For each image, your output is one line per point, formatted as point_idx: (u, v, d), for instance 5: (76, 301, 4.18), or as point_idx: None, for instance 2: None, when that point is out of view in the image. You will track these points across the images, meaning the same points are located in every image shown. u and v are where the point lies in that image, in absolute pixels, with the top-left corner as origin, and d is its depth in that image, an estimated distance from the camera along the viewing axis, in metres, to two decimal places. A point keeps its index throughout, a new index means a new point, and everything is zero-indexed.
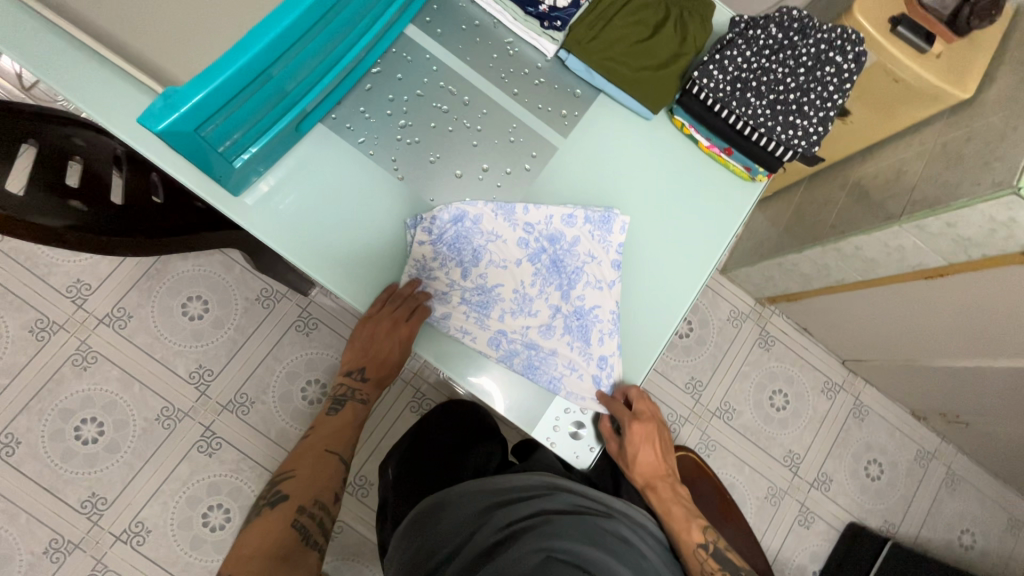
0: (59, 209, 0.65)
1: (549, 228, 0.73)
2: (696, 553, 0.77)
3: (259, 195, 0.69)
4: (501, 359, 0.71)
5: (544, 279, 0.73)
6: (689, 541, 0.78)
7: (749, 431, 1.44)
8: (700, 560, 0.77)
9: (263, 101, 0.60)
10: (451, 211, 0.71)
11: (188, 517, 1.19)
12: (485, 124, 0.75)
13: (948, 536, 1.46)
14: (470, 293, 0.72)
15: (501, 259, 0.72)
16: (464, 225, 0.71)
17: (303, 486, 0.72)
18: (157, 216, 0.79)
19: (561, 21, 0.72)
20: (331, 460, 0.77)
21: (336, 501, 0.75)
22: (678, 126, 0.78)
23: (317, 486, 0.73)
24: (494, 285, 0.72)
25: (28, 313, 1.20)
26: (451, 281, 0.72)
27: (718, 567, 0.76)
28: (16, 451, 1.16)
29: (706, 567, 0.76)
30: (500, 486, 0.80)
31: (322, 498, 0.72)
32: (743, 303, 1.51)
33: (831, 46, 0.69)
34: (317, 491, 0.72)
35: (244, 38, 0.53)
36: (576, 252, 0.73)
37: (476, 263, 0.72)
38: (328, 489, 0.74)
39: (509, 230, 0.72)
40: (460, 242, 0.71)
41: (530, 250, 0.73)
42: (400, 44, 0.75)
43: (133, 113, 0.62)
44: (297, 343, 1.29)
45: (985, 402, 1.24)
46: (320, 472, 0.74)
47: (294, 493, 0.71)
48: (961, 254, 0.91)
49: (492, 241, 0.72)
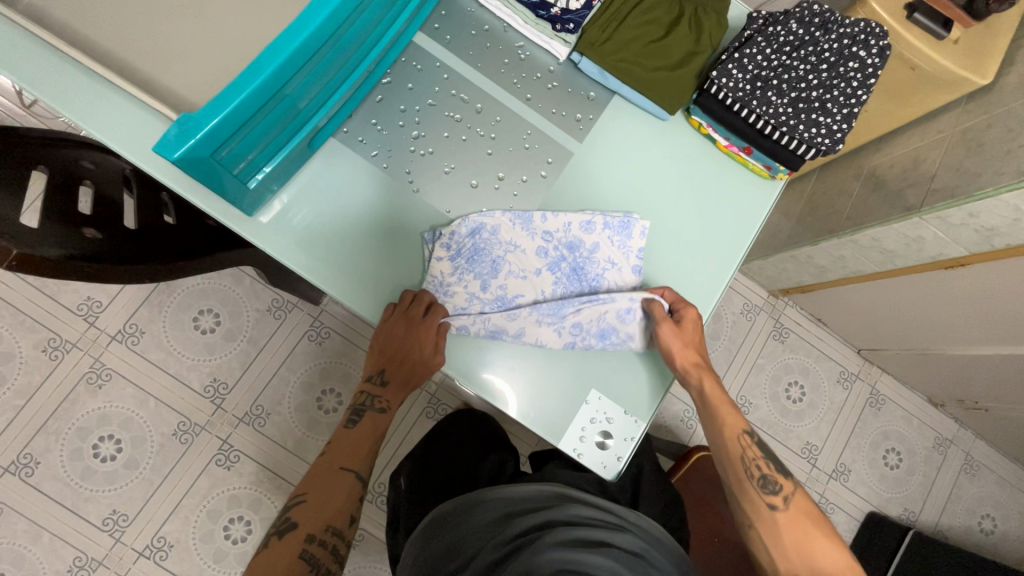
0: (64, 240, 0.63)
1: (568, 236, 0.72)
2: (741, 436, 0.73)
3: (274, 213, 0.68)
4: (544, 307, 0.70)
5: (565, 288, 0.72)
6: (736, 425, 0.73)
7: (766, 424, 1.44)
8: (743, 445, 0.72)
9: (277, 120, 0.59)
10: (468, 225, 0.70)
11: (209, 531, 1.19)
12: (499, 131, 0.74)
13: (968, 522, 1.46)
14: (490, 306, 0.70)
15: (520, 269, 0.71)
16: (481, 237, 0.70)
17: (314, 510, 0.67)
18: (170, 238, 0.77)
19: (574, 24, 0.70)
20: (347, 478, 0.71)
21: (351, 523, 0.69)
22: (695, 126, 0.77)
23: (330, 509, 0.67)
24: (514, 295, 0.71)
25: (40, 333, 1.20)
26: (469, 294, 0.70)
27: (759, 454, 0.72)
28: (35, 471, 1.16)
29: (747, 453, 0.72)
30: (509, 494, 0.78)
31: (335, 524, 0.67)
32: (756, 295, 1.49)
33: (854, 40, 0.67)
34: (330, 515, 0.67)
35: (257, 58, 0.52)
36: (596, 258, 0.72)
37: (495, 275, 0.70)
38: (342, 512, 0.68)
39: (528, 239, 0.71)
40: (479, 255, 0.70)
41: (549, 259, 0.72)
42: (409, 53, 0.74)
43: (139, 137, 0.61)
44: (310, 353, 1.28)
45: (1004, 389, 1.23)
46: (333, 493, 0.69)
47: (304, 520, 0.66)
48: (984, 243, 0.90)
49: (511, 251, 0.71)
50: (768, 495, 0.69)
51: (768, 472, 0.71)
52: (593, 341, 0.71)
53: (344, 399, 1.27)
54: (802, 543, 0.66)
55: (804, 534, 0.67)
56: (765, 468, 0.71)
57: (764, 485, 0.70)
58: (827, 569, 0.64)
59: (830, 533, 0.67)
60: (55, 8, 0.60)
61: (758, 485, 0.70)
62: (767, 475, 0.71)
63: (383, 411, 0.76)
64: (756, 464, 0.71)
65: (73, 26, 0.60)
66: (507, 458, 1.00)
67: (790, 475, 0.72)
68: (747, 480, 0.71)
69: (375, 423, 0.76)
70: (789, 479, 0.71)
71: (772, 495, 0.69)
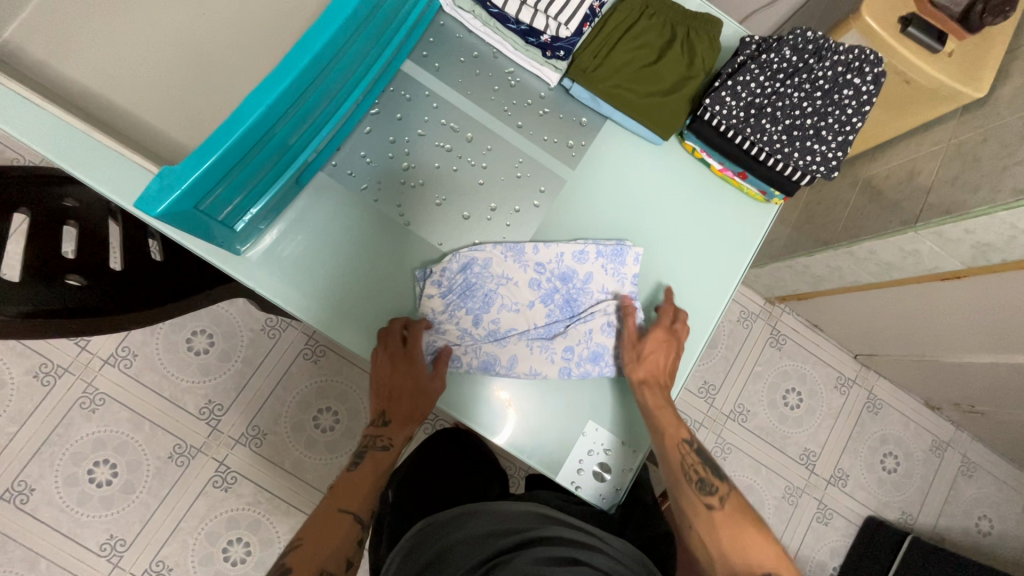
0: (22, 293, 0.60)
1: (561, 267, 0.71)
2: (680, 445, 0.70)
3: (261, 249, 0.67)
4: (533, 331, 0.70)
5: (558, 320, 0.71)
6: (676, 434, 0.70)
7: (763, 431, 1.43)
8: (682, 453, 0.70)
9: (263, 162, 0.57)
10: (459, 260, 0.69)
11: (208, 553, 1.18)
12: (491, 161, 0.73)
13: (965, 524, 1.46)
14: (483, 341, 0.70)
15: (512, 302, 0.70)
16: (472, 271, 0.70)
17: (307, 554, 0.63)
18: (154, 283, 0.74)
19: (565, 51, 0.68)
20: (343, 520, 0.67)
21: (347, 568, 0.65)
22: (690, 150, 0.77)
23: (325, 553, 0.64)
24: (506, 329, 0.70)
25: (31, 359, 1.18)
26: (462, 331, 0.69)
27: (698, 458, 0.71)
28: (31, 498, 1.15)
29: (687, 459, 0.70)
30: (489, 512, 0.70)
31: (328, 567, 0.63)
32: (753, 302, 1.49)
33: (848, 68, 0.67)
34: (322, 559, 0.63)
35: (240, 105, 0.51)
36: (590, 289, 0.72)
37: (487, 309, 0.70)
38: (337, 555, 0.64)
39: (520, 271, 0.71)
40: (470, 290, 0.69)
41: (542, 291, 0.71)
42: (397, 82, 0.73)
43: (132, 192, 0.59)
44: (305, 371, 1.27)
45: (999, 395, 1.23)
46: (328, 535, 0.65)
47: (297, 564, 0.62)
48: (980, 258, 0.89)
49: (503, 284, 0.70)
50: (706, 496, 0.69)
51: (705, 475, 0.70)
52: (591, 366, 0.71)
53: (342, 417, 1.26)
54: (739, 543, 0.65)
55: (741, 532, 0.66)
56: (702, 471, 0.70)
57: (702, 487, 0.69)
58: (759, 563, 0.64)
59: (762, 528, 0.67)
60: (34, 48, 0.58)
61: (696, 488, 0.69)
62: (704, 477, 0.70)
63: (386, 449, 0.73)
64: (695, 467, 0.70)
65: (51, 67, 0.58)
66: (499, 475, 0.98)
67: (723, 475, 0.72)
68: (684, 483, 0.69)
69: (377, 463, 0.72)
70: (725, 480, 0.70)
71: (708, 496, 0.69)
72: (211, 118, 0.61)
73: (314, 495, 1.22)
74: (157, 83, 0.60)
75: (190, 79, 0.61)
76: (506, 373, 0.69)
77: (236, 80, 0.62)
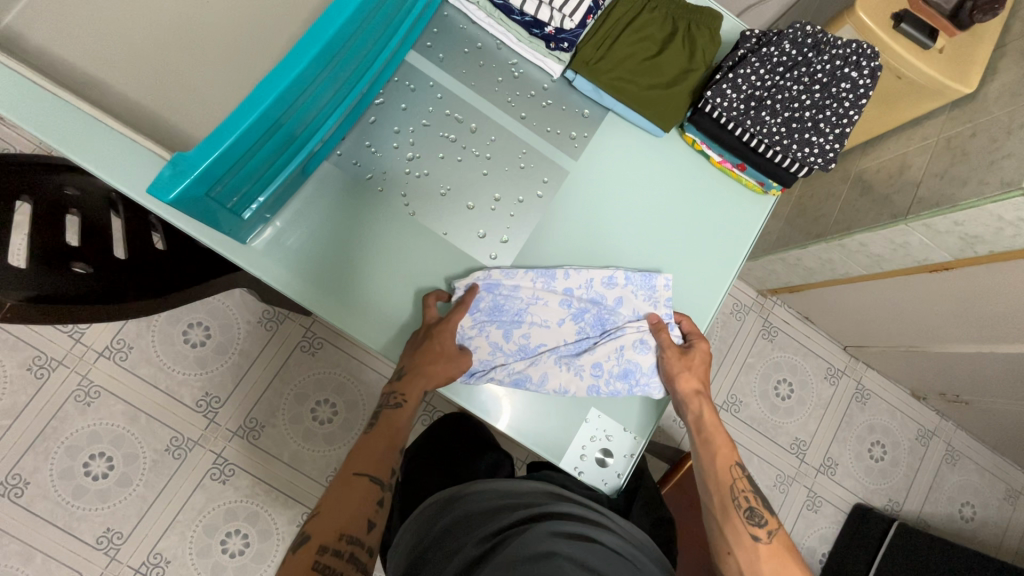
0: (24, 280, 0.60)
1: (590, 291, 0.73)
2: (731, 468, 0.71)
3: (266, 239, 0.67)
4: (564, 347, 0.71)
5: (587, 337, 0.72)
6: (726, 455, 0.72)
7: (755, 421, 1.46)
8: (733, 476, 0.71)
9: (272, 151, 0.58)
10: (486, 281, 0.70)
11: (206, 545, 1.17)
12: (494, 151, 0.74)
13: (949, 510, 1.50)
14: (513, 357, 0.71)
15: (543, 319, 0.71)
16: (502, 293, 0.70)
17: (326, 518, 0.60)
18: (159, 271, 0.75)
19: (568, 43, 0.70)
20: (361, 482, 0.64)
21: (371, 530, 0.62)
22: (690, 142, 0.79)
23: (347, 516, 0.61)
24: (536, 345, 0.71)
25: (24, 352, 1.16)
26: (493, 346, 0.70)
27: (749, 487, 0.71)
28: (25, 491, 1.13)
29: (737, 483, 0.71)
30: (496, 489, 0.71)
31: (349, 531, 0.60)
32: (745, 294, 1.51)
33: (846, 61, 0.69)
34: (343, 523, 0.60)
35: (252, 90, 0.51)
36: (620, 312, 0.73)
37: (518, 324, 0.71)
38: (358, 518, 0.61)
39: (549, 293, 0.72)
40: (499, 309, 0.71)
41: (572, 310, 0.72)
42: (401, 73, 0.73)
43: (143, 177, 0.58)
44: (303, 363, 1.27)
45: (983, 384, 1.26)
46: (346, 501, 0.62)
47: (316, 532, 0.59)
48: (969, 250, 0.91)
49: (534, 303, 0.71)
50: (753, 526, 0.68)
51: (755, 507, 0.70)
52: (622, 384, 0.72)
53: (339, 409, 1.27)
54: None
55: (783, 570, 0.65)
56: (752, 501, 0.70)
57: (750, 516, 0.68)
58: None
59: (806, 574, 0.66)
60: (32, 34, 0.57)
61: (744, 515, 0.69)
62: (753, 507, 0.69)
63: (400, 406, 0.71)
64: (744, 495, 0.70)
65: (51, 53, 0.57)
66: (503, 459, 0.96)
67: (773, 511, 0.70)
68: (732, 507, 0.69)
69: (392, 422, 0.71)
70: (775, 516, 0.70)
71: (756, 527, 0.68)
72: (214, 104, 0.60)
73: (312, 487, 1.22)
74: (159, 68, 0.60)
75: (193, 65, 0.61)
76: (537, 389, 0.71)
77: (241, 66, 0.62)
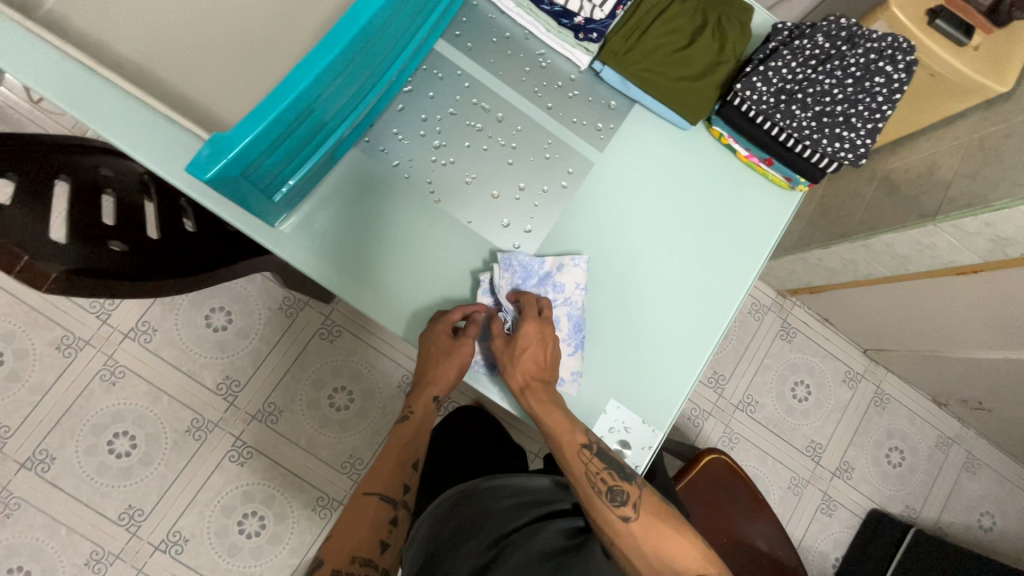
0: (65, 253, 0.61)
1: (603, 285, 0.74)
2: (582, 453, 0.65)
3: (295, 223, 0.68)
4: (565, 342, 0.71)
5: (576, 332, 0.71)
6: (574, 442, 0.66)
7: (771, 423, 1.44)
8: (586, 462, 0.65)
9: (303, 136, 0.59)
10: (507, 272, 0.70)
11: (223, 525, 1.19)
12: (520, 141, 0.74)
13: (967, 519, 1.48)
14: None
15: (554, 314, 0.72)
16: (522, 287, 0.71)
17: (337, 543, 0.62)
18: (187, 253, 0.75)
19: (597, 33, 0.70)
20: (371, 503, 0.66)
21: (384, 551, 0.63)
22: (716, 136, 0.78)
23: (357, 539, 0.63)
24: None
25: (54, 330, 1.19)
26: None
27: (603, 465, 0.65)
28: (51, 466, 1.16)
29: (592, 467, 0.65)
30: (507, 486, 0.67)
31: (361, 554, 0.62)
32: (764, 294, 1.50)
33: (880, 56, 0.68)
34: (354, 545, 0.62)
35: (286, 76, 0.52)
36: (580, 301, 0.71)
37: None
38: (370, 540, 0.63)
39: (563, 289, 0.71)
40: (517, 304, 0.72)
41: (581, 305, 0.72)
42: (430, 61, 0.74)
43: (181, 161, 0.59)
44: (321, 351, 1.29)
45: (1007, 392, 1.24)
46: (358, 524, 0.64)
47: (329, 555, 0.61)
48: (999, 252, 0.90)
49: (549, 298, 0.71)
50: (620, 507, 0.63)
51: (615, 483, 0.65)
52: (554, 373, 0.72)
53: (355, 397, 1.28)
54: (660, 548, 0.62)
55: (661, 536, 0.63)
56: (611, 479, 0.65)
57: (613, 498, 0.63)
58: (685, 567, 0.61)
59: (682, 527, 0.64)
60: (75, 18, 0.59)
61: (608, 498, 0.63)
62: (613, 486, 0.64)
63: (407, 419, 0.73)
64: (602, 477, 0.64)
65: (93, 37, 0.59)
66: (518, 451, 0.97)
67: (633, 476, 0.66)
68: (595, 496, 0.63)
69: (400, 436, 0.72)
70: (635, 483, 0.66)
71: (622, 506, 0.63)
72: (247, 88, 0.61)
73: (328, 472, 1.24)
74: (197, 51, 0.61)
75: (227, 50, 0.62)
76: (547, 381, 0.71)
77: (276, 51, 0.63)
